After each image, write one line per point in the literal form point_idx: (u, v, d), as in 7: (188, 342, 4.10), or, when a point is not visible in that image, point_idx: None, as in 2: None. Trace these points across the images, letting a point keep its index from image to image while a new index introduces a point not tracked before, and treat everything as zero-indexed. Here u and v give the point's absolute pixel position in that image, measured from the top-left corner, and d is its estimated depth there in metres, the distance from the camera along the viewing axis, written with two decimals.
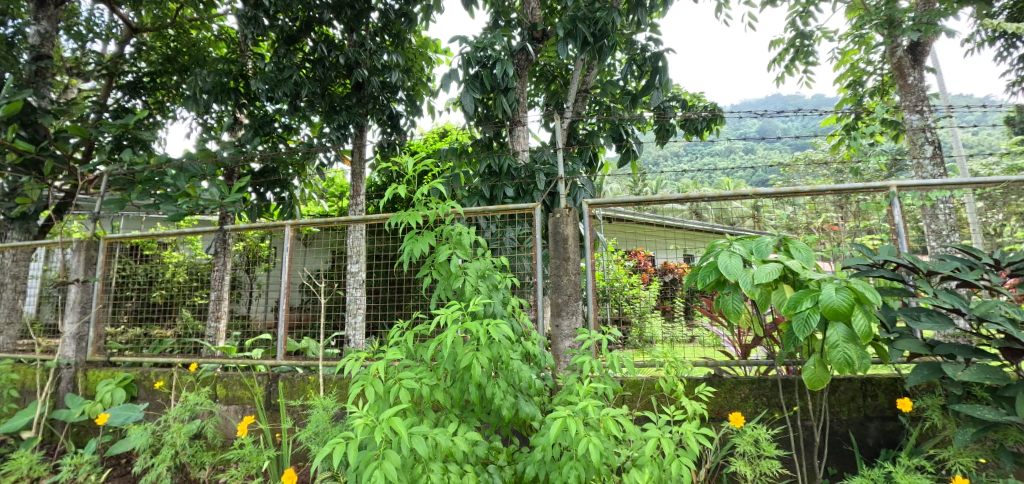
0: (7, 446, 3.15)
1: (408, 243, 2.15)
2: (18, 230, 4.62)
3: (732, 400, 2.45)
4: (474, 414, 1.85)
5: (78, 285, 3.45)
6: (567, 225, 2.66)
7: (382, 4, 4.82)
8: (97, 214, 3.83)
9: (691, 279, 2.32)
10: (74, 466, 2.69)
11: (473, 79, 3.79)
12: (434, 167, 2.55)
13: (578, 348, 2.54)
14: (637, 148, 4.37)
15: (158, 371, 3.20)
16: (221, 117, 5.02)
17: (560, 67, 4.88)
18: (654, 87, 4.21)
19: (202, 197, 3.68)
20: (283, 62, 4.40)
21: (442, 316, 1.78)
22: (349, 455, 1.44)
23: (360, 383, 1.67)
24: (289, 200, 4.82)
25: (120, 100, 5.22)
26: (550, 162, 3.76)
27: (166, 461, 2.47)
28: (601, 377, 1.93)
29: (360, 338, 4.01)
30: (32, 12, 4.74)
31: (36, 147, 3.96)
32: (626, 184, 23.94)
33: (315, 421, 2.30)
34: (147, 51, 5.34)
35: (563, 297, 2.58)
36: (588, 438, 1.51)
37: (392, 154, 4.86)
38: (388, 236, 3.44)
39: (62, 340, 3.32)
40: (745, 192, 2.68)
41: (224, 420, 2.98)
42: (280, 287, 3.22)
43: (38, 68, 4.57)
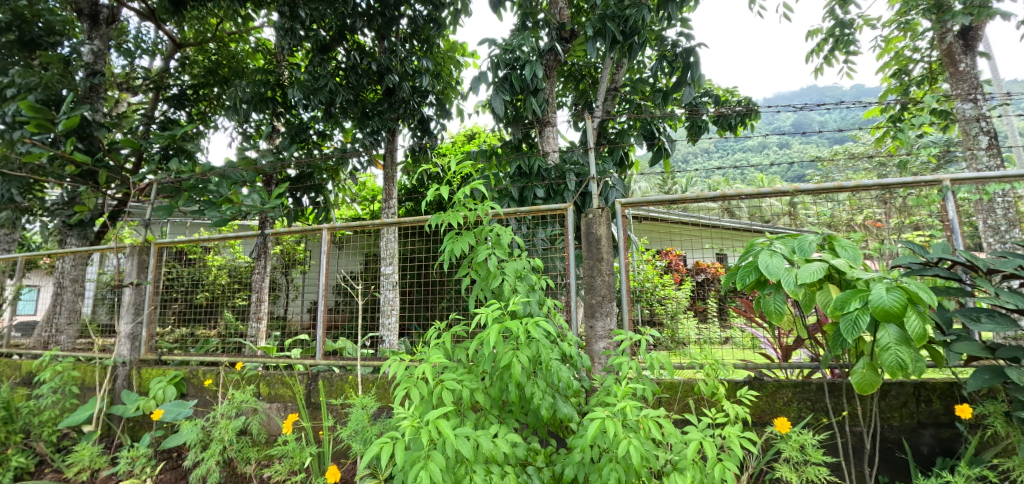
0: (71, 438, 3.36)
1: (448, 243, 2.17)
2: (77, 236, 4.94)
3: (774, 404, 2.37)
4: (512, 414, 1.86)
5: (132, 288, 3.62)
6: (600, 225, 2.63)
7: (412, 10, 4.91)
8: (149, 220, 4.03)
9: (730, 279, 2.25)
10: (131, 459, 2.84)
11: (502, 81, 3.79)
12: (471, 169, 2.57)
13: (613, 349, 2.52)
14: (669, 146, 4.29)
15: (206, 370, 3.34)
16: (259, 125, 5.21)
17: (588, 66, 4.85)
18: (686, 83, 4.12)
19: (244, 203, 3.81)
20: (318, 70, 4.53)
21: (482, 317, 1.80)
22: (395, 454, 1.47)
23: (404, 385, 1.70)
24: (324, 204, 4.98)
25: (166, 112, 5.50)
26: (580, 162, 3.74)
27: (215, 456, 2.58)
28: (639, 378, 1.91)
29: (394, 339, 4.07)
30: (87, 32, 5.06)
31: (92, 159, 4.21)
32: (655, 184, 23.51)
33: (355, 420, 2.35)
34: (190, 65, 5.61)
35: (597, 298, 2.56)
36: (628, 440, 1.50)
37: (423, 157, 4.94)
38: (422, 238, 3.48)
39: (118, 340, 3.50)
40: (784, 188, 2.58)
41: (268, 417, 3.09)
42: (318, 289, 3.31)
43: (92, 84, 4.86)
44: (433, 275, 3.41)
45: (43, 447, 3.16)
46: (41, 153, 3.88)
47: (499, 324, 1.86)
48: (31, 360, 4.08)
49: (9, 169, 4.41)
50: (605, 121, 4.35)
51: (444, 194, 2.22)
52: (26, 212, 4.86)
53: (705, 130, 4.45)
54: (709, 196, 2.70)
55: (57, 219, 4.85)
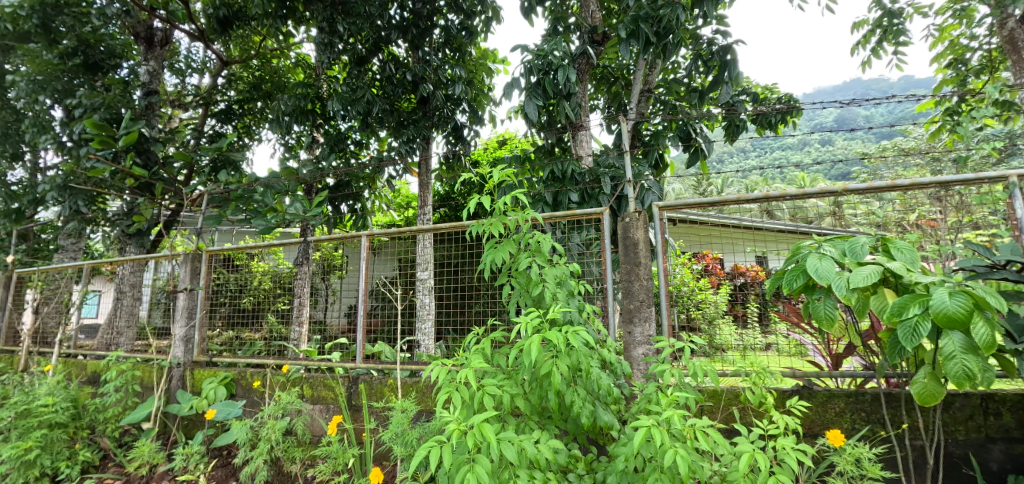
0: (131, 435, 3.56)
1: (488, 252, 2.19)
2: (135, 244, 5.26)
3: (825, 414, 2.27)
4: (552, 421, 1.85)
5: (185, 293, 3.84)
6: (638, 229, 2.59)
7: (445, 20, 5.01)
8: (200, 229, 4.25)
9: (775, 283, 2.17)
10: (186, 456, 2.99)
11: (535, 87, 3.80)
12: (511, 177, 2.58)
13: (654, 355, 2.47)
14: (706, 147, 4.18)
15: (253, 371, 3.48)
16: (300, 137, 5.40)
17: (621, 68, 4.80)
18: (723, 82, 4.01)
19: (288, 212, 3.97)
20: (356, 82, 4.68)
21: (523, 324, 1.81)
22: (443, 458, 1.49)
23: (446, 389, 1.73)
24: (361, 211, 5.11)
25: (214, 127, 5.84)
26: (615, 165, 3.70)
27: (263, 455, 2.68)
28: (682, 386, 1.86)
29: (430, 344, 4.11)
30: (143, 53, 5.44)
31: (149, 172, 4.48)
32: (690, 185, 22.94)
33: (396, 423, 2.39)
34: (236, 81, 5.91)
35: (635, 303, 2.51)
36: (675, 450, 1.47)
37: (457, 164, 5.00)
38: (457, 244, 3.51)
39: (173, 342, 3.69)
40: (832, 188, 2.46)
41: (312, 418, 3.18)
42: (357, 294, 3.39)
43: (149, 103, 5.18)
44: (468, 281, 3.44)
45: (106, 442, 3.36)
46: (104, 168, 4.14)
47: (538, 331, 1.86)
48: (96, 361, 4.36)
49: (77, 183, 4.75)
50: (640, 123, 4.28)
51: (484, 202, 2.23)
52: (91, 222, 5.21)
53: (744, 130, 4.33)
54: (752, 197, 2.61)
55: (118, 229, 5.20)
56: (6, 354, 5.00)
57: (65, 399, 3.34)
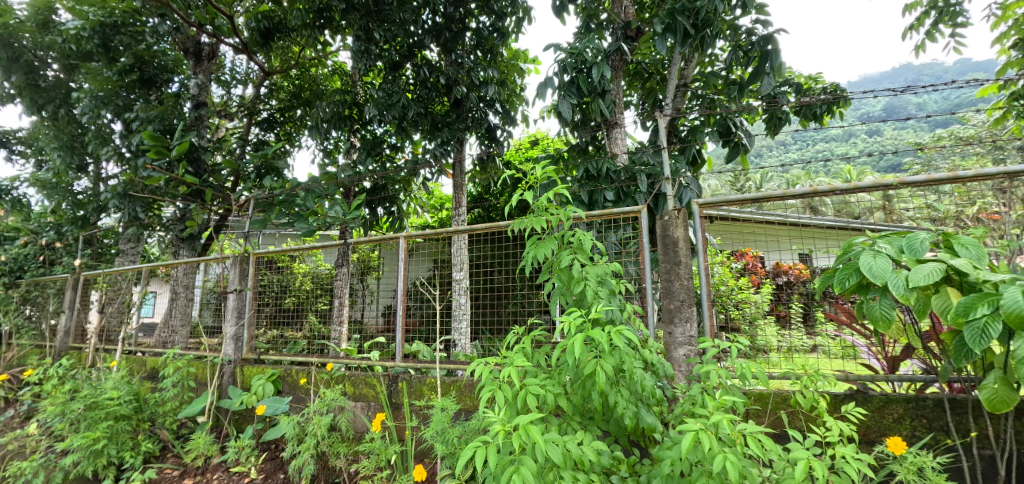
0: (187, 428, 3.74)
1: (531, 248, 2.18)
2: (188, 248, 5.55)
3: (882, 420, 2.16)
4: (594, 422, 1.84)
5: (235, 294, 4.03)
6: (677, 227, 2.53)
7: (477, 22, 5.06)
8: (247, 233, 4.44)
9: (826, 282, 2.08)
10: (238, 449, 3.14)
11: (569, 85, 3.76)
12: (551, 174, 2.58)
13: (696, 356, 2.41)
14: (747, 141, 4.03)
15: (299, 369, 3.61)
16: (338, 142, 5.56)
17: (655, 64, 4.71)
18: (765, 73, 3.86)
19: (329, 215, 4.08)
20: (392, 87, 4.77)
21: (566, 323, 1.81)
22: (489, 457, 1.52)
23: (490, 388, 1.75)
24: (397, 213, 5.23)
25: (258, 134, 6.17)
26: (651, 163, 3.63)
27: (310, 449, 2.79)
28: (730, 389, 1.82)
29: (466, 344, 4.14)
30: (192, 68, 5.71)
31: (200, 179, 4.71)
32: (727, 180, 22.25)
33: (437, 421, 2.44)
34: (277, 90, 6.22)
35: (676, 303, 2.46)
36: (724, 455, 1.45)
37: (491, 165, 5.03)
38: (491, 244, 3.52)
39: (224, 340, 3.89)
40: (887, 181, 2.33)
41: (355, 415, 3.26)
42: (396, 294, 3.46)
43: (199, 114, 5.47)
44: (502, 281, 3.45)
45: (165, 434, 3.56)
46: (160, 177, 4.38)
47: (581, 331, 1.86)
48: (154, 357, 4.62)
49: (135, 191, 5.04)
50: (676, 118, 4.18)
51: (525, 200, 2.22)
52: (148, 227, 5.53)
53: (786, 122, 4.17)
54: (798, 192, 2.50)
55: (172, 233, 5.50)
56: (75, 351, 5.37)
57: (128, 394, 3.56)
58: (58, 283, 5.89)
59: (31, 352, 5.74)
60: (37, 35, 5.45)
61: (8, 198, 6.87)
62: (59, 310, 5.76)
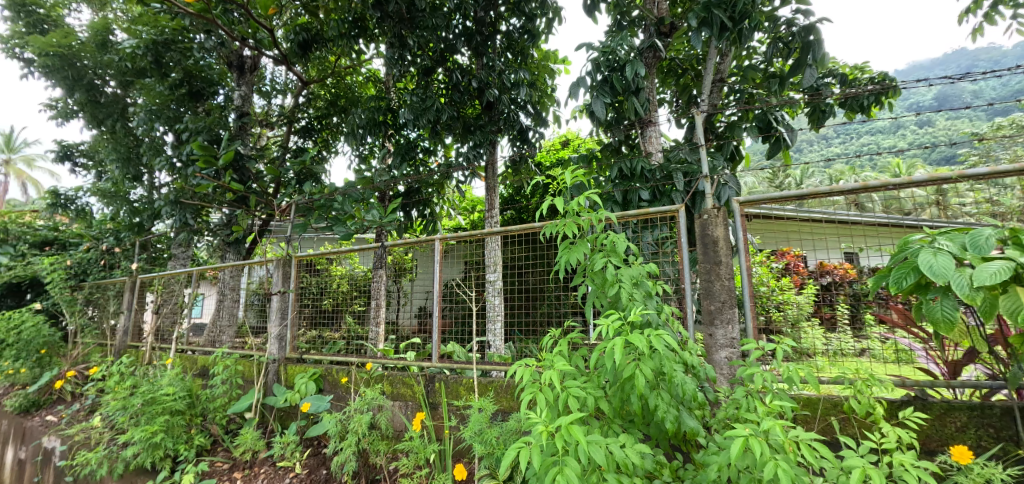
0: (236, 423, 3.91)
1: (563, 252, 2.17)
2: (234, 251, 5.81)
3: (943, 429, 2.03)
4: (635, 425, 1.82)
5: (279, 295, 4.22)
6: (717, 227, 2.46)
7: (507, 25, 5.09)
8: (289, 237, 4.60)
9: (881, 281, 1.97)
10: (284, 444, 3.26)
11: (602, 84, 3.72)
12: (582, 176, 2.56)
13: (739, 359, 2.33)
14: (789, 136, 3.88)
15: (340, 368, 3.71)
16: (372, 148, 5.68)
17: (690, 59, 4.60)
18: (806, 65, 3.71)
19: (366, 218, 4.19)
20: (425, 92, 4.85)
21: (603, 326, 1.80)
22: (532, 457, 1.54)
23: (531, 390, 1.77)
24: (431, 215, 5.32)
25: (297, 142, 6.51)
26: (686, 160, 3.55)
27: (352, 446, 2.87)
28: (777, 394, 1.76)
29: (501, 344, 4.15)
30: (236, 80, 5.98)
31: (244, 187, 4.91)
32: (766, 177, 21.49)
33: (475, 420, 2.47)
34: (314, 99, 6.47)
35: (716, 304, 2.39)
36: (775, 462, 1.43)
37: (523, 166, 5.03)
38: (523, 245, 3.49)
39: (269, 340, 4.05)
40: (945, 175, 2.19)
41: (394, 414, 3.32)
42: (432, 295, 3.50)
43: (242, 124, 5.71)
44: (535, 283, 3.42)
45: (216, 428, 3.72)
46: (208, 184, 4.60)
47: (619, 334, 1.84)
48: (204, 356, 4.84)
49: (186, 198, 5.30)
50: (712, 114, 4.07)
51: (557, 203, 2.21)
52: (197, 233, 5.81)
53: (830, 115, 4.00)
54: (847, 187, 2.38)
55: (219, 238, 5.77)
56: (132, 349, 5.69)
57: (182, 390, 3.75)
58: (117, 285, 6.26)
59: (94, 351, 6.12)
60: (96, 54, 5.77)
61: (73, 207, 7.36)
62: (119, 311, 6.13)
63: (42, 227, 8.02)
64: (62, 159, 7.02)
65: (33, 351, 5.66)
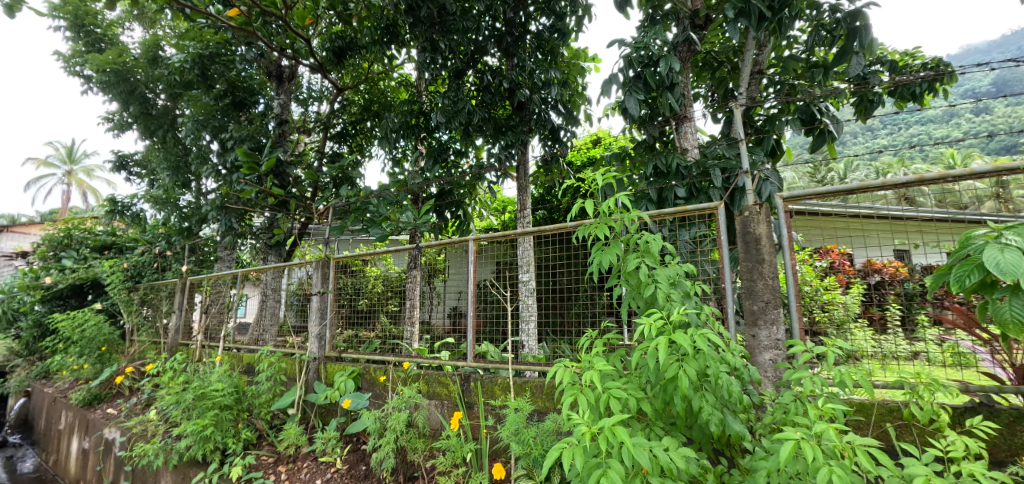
0: (280, 419, 4.05)
1: (596, 254, 2.14)
2: (275, 254, 6.04)
3: (1013, 438, 1.90)
4: (677, 427, 1.78)
5: (318, 295, 4.35)
6: (760, 224, 2.37)
7: (537, 25, 5.08)
8: (327, 239, 4.74)
9: (941, 280, 1.86)
10: (326, 440, 3.37)
11: (634, 81, 3.65)
12: (613, 177, 2.52)
13: (784, 361, 2.25)
14: (834, 127, 3.70)
15: (377, 367, 3.78)
16: (405, 151, 5.78)
17: (726, 52, 4.46)
18: (852, 53, 3.52)
19: (401, 220, 4.27)
20: (457, 95, 4.89)
21: (644, 327, 1.77)
22: (575, 459, 1.54)
23: (572, 392, 1.75)
24: (464, 217, 5.36)
25: (333, 147, 6.70)
26: (724, 156, 3.45)
27: (390, 443, 2.95)
28: (828, 398, 1.70)
29: (534, 344, 4.13)
30: (276, 89, 6.27)
31: (284, 192, 5.09)
32: (808, 172, 20.65)
33: (512, 420, 2.48)
34: (348, 105, 6.65)
35: (759, 305, 2.31)
36: (830, 468, 1.38)
37: (555, 166, 5.01)
38: (555, 245, 3.46)
39: (309, 339, 4.18)
40: (1011, 166, 2.04)
41: (431, 413, 3.36)
42: (467, 295, 3.52)
43: (282, 131, 5.93)
44: (567, 283, 3.38)
45: (261, 424, 3.87)
46: (252, 190, 4.79)
47: (659, 334, 1.81)
48: (249, 354, 5.04)
49: (231, 203, 5.53)
50: (751, 107, 3.92)
51: (590, 203, 2.19)
52: (241, 236, 6.05)
53: (879, 105, 3.80)
54: (900, 181, 2.24)
55: (262, 241, 6.00)
56: (183, 347, 5.99)
57: (230, 386, 3.92)
58: (168, 286, 6.60)
59: (149, 348, 6.47)
60: (148, 69, 6.11)
61: (129, 213, 7.82)
62: (171, 311, 6.46)
63: (101, 233, 8.55)
64: (118, 169, 7.46)
65: (95, 348, 6.04)
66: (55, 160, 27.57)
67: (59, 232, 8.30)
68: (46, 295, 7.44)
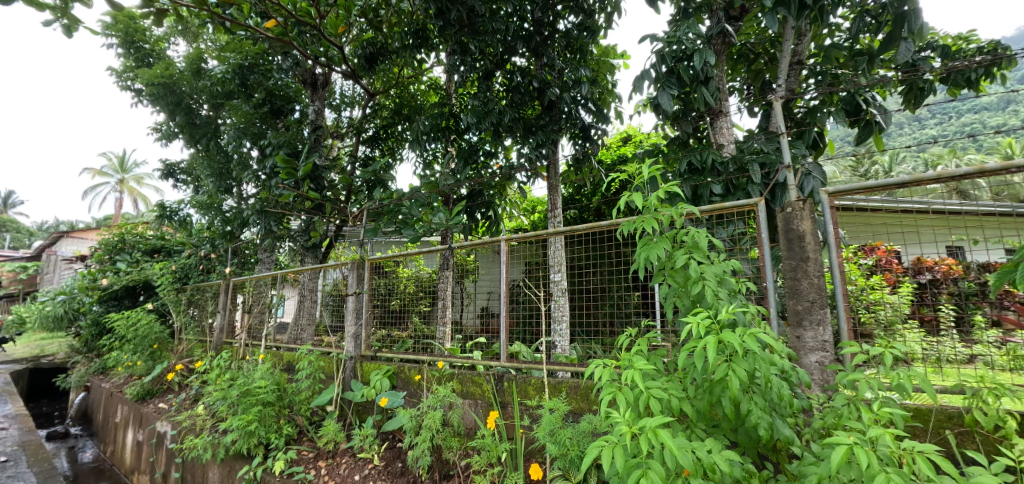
0: (319, 415, 4.16)
1: (642, 250, 2.09)
2: (312, 256, 6.22)
3: None
4: (721, 430, 1.73)
5: (354, 296, 4.46)
6: (804, 220, 2.28)
7: (565, 23, 5.04)
8: (362, 241, 4.84)
9: (1005, 278, 1.74)
10: (363, 436, 3.44)
11: (667, 76, 3.57)
12: (660, 169, 2.45)
13: (832, 363, 2.16)
14: (882, 118, 3.52)
15: (412, 367, 3.83)
16: (435, 153, 5.83)
17: (763, 43, 4.31)
18: (899, 39, 3.31)
19: (433, 222, 4.33)
20: (487, 96, 4.92)
21: (691, 325, 1.73)
22: (616, 458, 1.52)
23: (610, 390, 1.74)
24: (494, 217, 5.38)
25: (366, 151, 6.85)
26: (763, 151, 3.33)
27: (426, 441, 2.99)
28: (885, 403, 1.62)
29: (567, 345, 4.07)
30: (311, 96, 6.45)
31: (321, 195, 5.23)
32: (850, 166, 19.76)
33: (548, 421, 2.47)
34: (379, 109, 6.78)
35: (805, 304, 2.22)
36: (887, 475, 1.33)
37: (586, 164, 4.96)
38: (586, 245, 3.41)
39: (345, 339, 4.28)
40: None
41: (465, 412, 3.38)
42: (499, 295, 3.52)
43: (317, 137, 6.10)
44: (598, 283, 3.33)
45: (301, 420, 3.99)
46: (290, 194, 4.95)
47: (707, 334, 1.77)
48: (289, 352, 5.21)
49: (270, 207, 5.71)
50: (790, 99, 3.76)
51: (635, 198, 2.15)
52: (280, 239, 6.26)
53: (931, 93, 3.59)
54: (958, 172, 2.11)
55: (300, 243, 6.18)
56: (227, 345, 6.24)
57: (272, 383, 4.05)
58: (213, 287, 6.88)
59: (196, 346, 6.77)
60: (192, 81, 6.40)
61: (177, 218, 8.20)
62: (216, 311, 6.74)
63: (152, 237, 9.01)
64: (166, 176, 7.85)
65: (147, 345, 6.37)
66: (109, 170, 29.25)
67: (113, 236, 8.78)
68: (103, 296, 7.89)
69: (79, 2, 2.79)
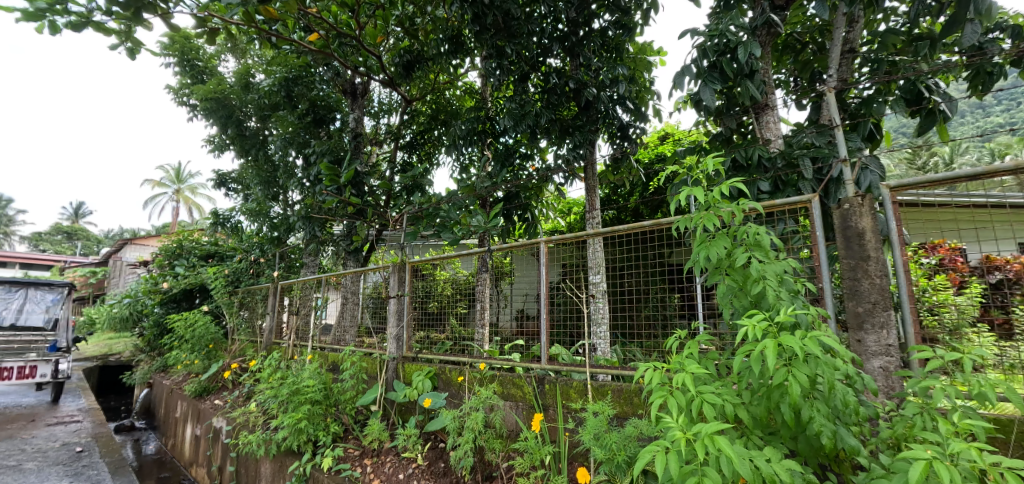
0: (364, 415, 4.26)
1: (700, 248, 2.02)
2: (354, 259, 6.41)
3: None
4: (780, 438, 1.66)
5: (395, 298, 4.54)
6: (863, 217, 2.16)
7: (601, 22, 4.98)
8: (403, 244, 4.93)
9: None
10: (407, 436, 3.50)
11: (709, 70, 3.46)
12: (719, 163, 2.35)
13: (898, 368, 2.03)
14: (946, 106, 3.29)
15: (454, 368, 3.86)
16: (472, 156, 5.88)
17: (813, 31, 4.12)
18: (964, 21, 3.07)
19: (472, 225, 4.37)
20: (523, 98, 4.93)
21: (746, 328, 1.67)
22: (670, 464, 1.48)
23: (661, 394, 1.70)
24: (531, 219, 5.36)
25: (404, 156, 6.99)
26: (816, 144, 3.18)
27: (469, 442, 3.01)
28: (965, 412, 1.51)
29: (607, 347, 4.00)
30: (351, 105, 6.65)
31: (362, 201, 5.38)
32: (905, 159, 18.60)
33: (593, 424, 2.44)
34: (416, 115, 6.91)
35: (866, 306, 2.10)
36: None
37: (625, 163, 4.88)
38: (625, 246, 3.33)
39: (388, 340, 4.37)
40: None
41: (507, 414, 3.39)
42: (539, 297, 3.49)
43: (358, 144, 6.28)
44: (636, 285, 3.25)
45: (347, 418, 4.10)
46: (333, 199, 5.12)
47: (765, 337, 1.69)
48: (333, 353, 5.37)
49: (315, 213, 5.92)
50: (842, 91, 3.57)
51: (694, 194, 2.06)
52: (323, 243, 6.48)
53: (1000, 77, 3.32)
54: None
55: (342, 247, 6.38)
56: (276, 345, 6.50)
57: (320, 383, 4.19)
58: (263, 290, 7.18)
59: (247, 346, 7.09)
60: (241, 95, 6.74)
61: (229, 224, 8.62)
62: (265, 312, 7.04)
63: (206, 242, 9.51)
64: (219, 185, 8.27)
65: (203, 345, 6.73)
66: (167, 181, 31.18)
67: (172, 242, 9.32)
68: (163, 298, 8.40)
69: (141, 26, 2.99)
